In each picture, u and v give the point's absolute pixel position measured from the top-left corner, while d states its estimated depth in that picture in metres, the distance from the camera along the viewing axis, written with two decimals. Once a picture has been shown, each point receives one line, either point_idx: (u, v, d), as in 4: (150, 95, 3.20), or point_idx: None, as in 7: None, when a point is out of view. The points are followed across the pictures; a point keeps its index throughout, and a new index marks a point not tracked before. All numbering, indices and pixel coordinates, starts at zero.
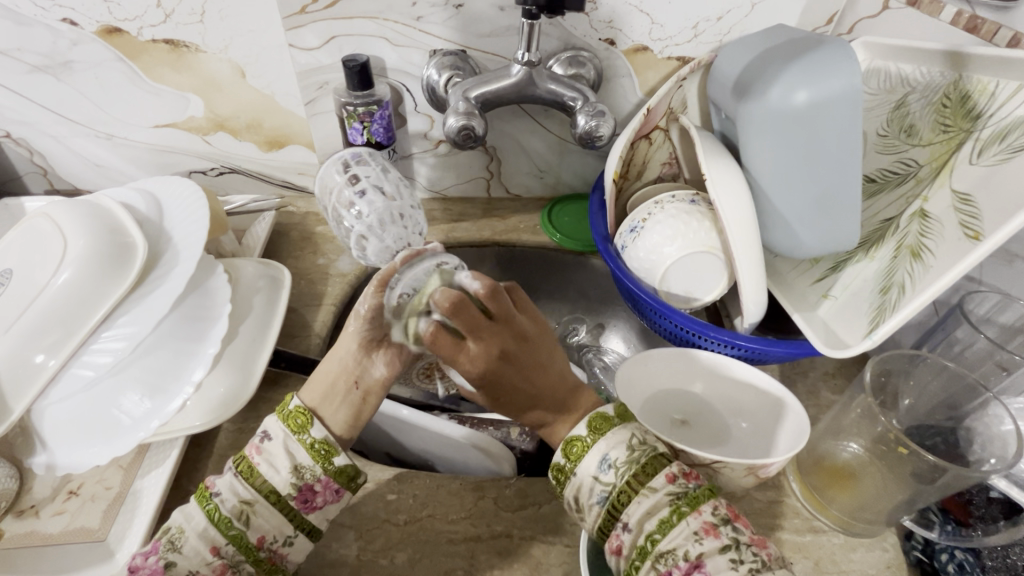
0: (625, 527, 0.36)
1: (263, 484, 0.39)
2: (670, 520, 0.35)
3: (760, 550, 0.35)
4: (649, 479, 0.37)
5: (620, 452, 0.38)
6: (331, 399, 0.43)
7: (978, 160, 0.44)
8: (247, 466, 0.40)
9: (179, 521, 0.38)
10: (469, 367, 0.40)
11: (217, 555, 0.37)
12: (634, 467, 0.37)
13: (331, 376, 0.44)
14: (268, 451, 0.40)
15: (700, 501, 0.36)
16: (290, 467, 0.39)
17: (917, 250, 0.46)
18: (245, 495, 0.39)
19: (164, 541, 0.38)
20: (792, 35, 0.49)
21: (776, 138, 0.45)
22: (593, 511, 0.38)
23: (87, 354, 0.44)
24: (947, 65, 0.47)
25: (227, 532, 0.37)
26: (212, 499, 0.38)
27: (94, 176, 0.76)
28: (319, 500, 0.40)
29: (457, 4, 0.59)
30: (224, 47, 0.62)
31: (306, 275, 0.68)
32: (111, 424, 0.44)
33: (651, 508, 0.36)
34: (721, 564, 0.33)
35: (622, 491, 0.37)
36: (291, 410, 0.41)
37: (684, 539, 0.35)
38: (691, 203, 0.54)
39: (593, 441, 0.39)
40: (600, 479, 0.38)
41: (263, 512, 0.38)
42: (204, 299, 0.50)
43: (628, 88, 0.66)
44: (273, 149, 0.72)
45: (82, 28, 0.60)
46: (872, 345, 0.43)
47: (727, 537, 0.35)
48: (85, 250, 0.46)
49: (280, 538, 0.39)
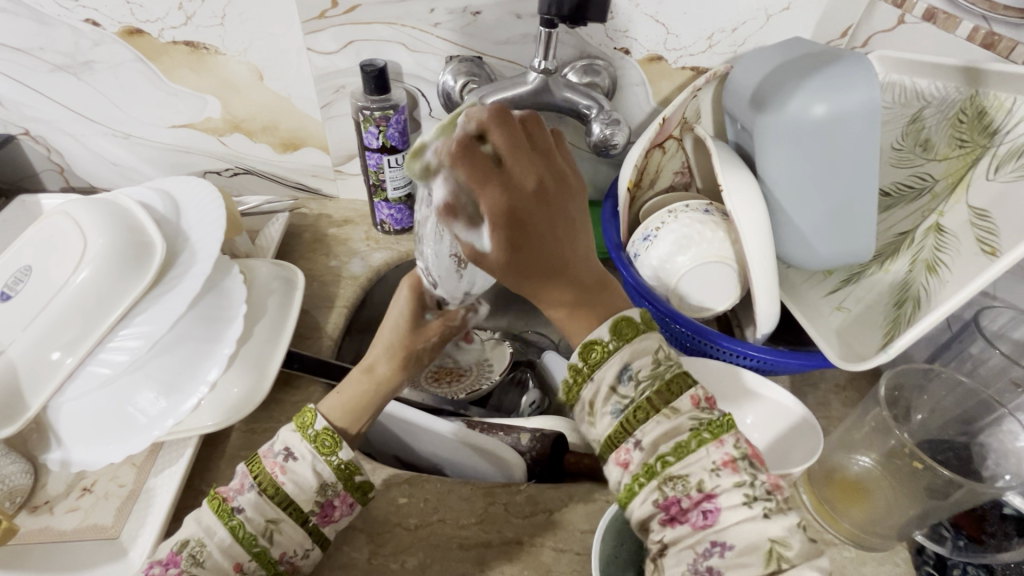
0: (637, 444, 0.33)
1: (287, 501, 0.39)
2: (688, 445, 0.33)
3: (776, 490, 0.32)
4: (674, 400, 0.34)
5: (643, 364, 0.35)
6: (360, 407, 0.44)
7: (995, 175, 0.44)
8: (271, 483, 0.39)
9: (199, 534, 0.38)
10: (499, 198, 0.32)
11: (239, 570, 0.37)
12: (656, 383, 0.35)
13: (367, 402, 0.44)
14: (293, 471, 0.39)
15: (724, 431, 0.33)
16: (315, 485, 0.39)
17: (932, 264, 0.46)
18: (270, 514, 0.38)
19: (185, 554, 0.37)
20: (809, 49, 0.49)
21: (793, 150, 0.46)
22: (605, 421, 0.35)
23: (104, 352, 0.45)
24: (963, 81, 0.47)
25: (251, 549, 0.37)
26: (235, 516, 0.38)
27: (110, 175, 0.76)
28: (336, 513, 0.40)
29: (474, 12, 0.60)
30: (243, 50, 0.63)
31: (318, 277, 0.68)
32: (125, 421, 0.45)
33: (670, 428, 0.33)
34: (734, 499, 0.31)
35: (640, 407, 0.34)
36: (320, 432, 0.40)
37: (700, 469, 0.32)
38: (705, 213, 0.54)
39: (616, 347, 0.36)
40: (616, 390, 0.35)
41: (287, 530, 0.39)
42: (220, 300, 0.50)
43: (642, 97, 0.66)
44: (288, 151, 0.72)
45: (104, 29, 0.61)
46: (887, 359, 0.42)
47: (745, 473, 0.32)
48: (104, 249, 0.47)
49: (299, 552, 0.39)
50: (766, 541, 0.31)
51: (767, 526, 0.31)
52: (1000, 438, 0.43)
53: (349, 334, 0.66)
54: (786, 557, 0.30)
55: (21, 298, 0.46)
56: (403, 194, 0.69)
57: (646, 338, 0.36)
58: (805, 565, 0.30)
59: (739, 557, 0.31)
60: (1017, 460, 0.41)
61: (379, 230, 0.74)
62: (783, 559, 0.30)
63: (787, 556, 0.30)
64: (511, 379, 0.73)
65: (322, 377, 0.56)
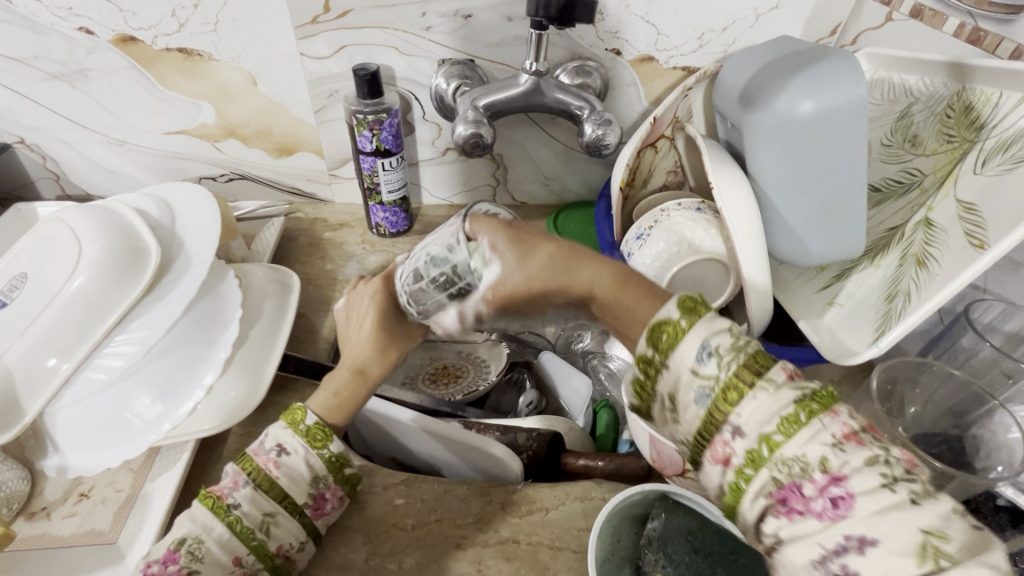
0: (736, 433, 0.29)
1: (282, 495, 0.40)
2: (796, 421, 0.28)
3: (916, 470, 0.27)
4: (768, 373, 0.30)
5: (723, 340, 0.31)
6: (341, 400, 0.44)
7: (982, 170, 0.45)
8: (265, 478, 0.39)
9: (195, 532, 0.37)
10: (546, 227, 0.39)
11: (238, 565, 0.37)
12: (741, 358, 0.30)
13: (357, 402, 0.45)
14: (286, 465, 0.40)
15: (833, 399, 0.29)
16: (309, 477, 0.41)
17: (922, 258, 0.46)
18: (266, 507, 0.39)
19: (182, 552, 0.37)
20: (797, 46, 0.49)
21: (782, 148, 0.46)
22: (691, 413, 0.31)
23: (100, 357, 0.45)
24: (950, 76, 0.47)
25: (248, 543, 0.38)
26: (232, 512, 0.38)
27: (105, 182, 0.76)
28: (328, 506, 0.42)
29: (466, 15, 0.60)
30: (237, 56, 0.63)
31: (314, 281, 0.69)
32: (122, 426, 0.45)
33: (769, 406, 0.29)
34: (869, 480, 0.26)
35: (730, 387, 0.30)
36: (310, 427, 0.42)
37: (817, 445, 0.27)
38: (697, 211, 0.54)
39: (689, 325, 0.31)
40: (699, 373, 0.30)
41: (283, 522, 0.39)
42: (216, 304, 0.50)
43: (634, 97, 0.67)
44: (283, 155, 0.73)
45: (98, 37, 0.61)
46: (877, 352, 0.43)
47: (874, 447, 0.27)
48: (99, 255, 0.47)
49: (295, 544, 0.40)
50: (919, 532, 0.25)
51: (915, 514, 0.25)
52: (992, 430, 0.43)
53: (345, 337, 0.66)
54: (947, 553, 0.24)
55: (16, 305, 0.46)
56: (397, 197, 0.70)
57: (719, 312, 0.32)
58: (974, 562, 0.24)
59: (888, 556, 0.25)
60: (1009, 451, 0.41)
61: (374, 233, 0.74)
62: (942, 555, 0.24)
63: (948, 551, 0.24)
64: (508, 380, 0.72)
65: (318, 380, 0.56)
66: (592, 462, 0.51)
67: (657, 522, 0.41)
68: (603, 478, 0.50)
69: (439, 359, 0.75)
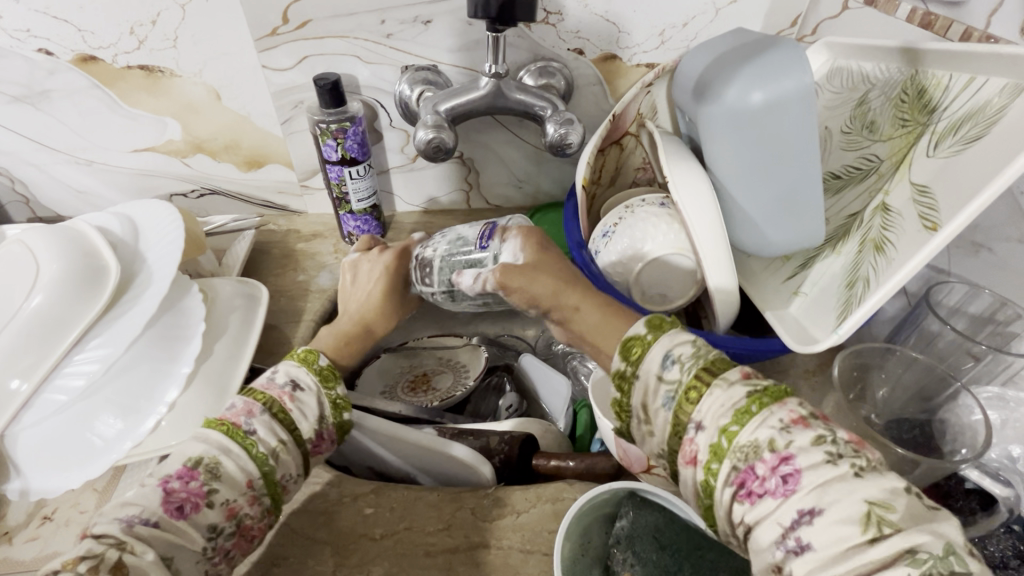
0: (698, 426, 0.32)
1: (293, 426, 0.40)
2: (749, 411, 0.31)
3: (862, 449, 0.29)
4: (722, 372, 0.33)
5: (685, 349, 0.35)
6: (347, 345, 0.55)
7: (935, 153, 0.44)
8: (280, 409, 0.40)
9: (213, 453, 0.36)
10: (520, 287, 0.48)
11: (250, 487, 0.36)
12: (700, 362, 0.34)
13: (345, 333, 0.55)
14: (300, 400, 0.42)
15: (783, 394, 0.31)
16: (317, 416, 0.42)
17: (880, 243, 0.46)
18: (281, 436, 0.39)
19: (203, 468, 0.35)
20: (750, 37, 0.49)
21: (735, 139, 0.46)
22: (661, 418, 0.34)
23: (60, 377, 0.45)
24: (903, 62, 0.47)
25: (263, 467, 0.37)
26: (249, 437, 0.38)
27: (76, 203, 0.76)
28: (324, 446, 0.43)
29: (426, 20, 0.60)
30: (199, 71, 0.63)
31: (286, 292, 0.68)
32: (84, 447, 0.45)
33: (726, 400, 0.32)
34: (815, 457, 0.28)
35: (691, 387, 0.33)
36: (321, 367, 0.45)
37: (767, 428, 0.30)
38: (661, 206, 0.54)
39: (653, 339, 0.36)
40: (664, 377, 0.34)
41: (290, 452, 0.40)
42: (179, 319, 0.50)
43: (599, 96, 0.67)
44: (252, 169, 0.73)
45: (59, 57, 0.61)
46: (839, 340, 0.43)
47: (820, 430, 0.29)
48: (58, 274, 0.46)
49: (293, 476, 0.40)
50: (862, 503, 0.27)
51: (860, 487, 0.27)
52: (957, 412, 0.42)
53: None
54: (891, 521, 0.26)
55: None
56: (368, 205, 0.70)
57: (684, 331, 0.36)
58: (917, 528, 0.26)
59: (831, 526, 0.27)
60: (973, 433, 0.41)
61: (347, 242, 0.74)
62: (885, 525, 0.26)
63: (892, 519, 0.26)
64: (488, 385, 0.72)
65: None
66: (564, 463, 0.50)
67: (625, 519, 0.41)
68: (575, 478, 0.50)
69: (418, 367, 0.74)
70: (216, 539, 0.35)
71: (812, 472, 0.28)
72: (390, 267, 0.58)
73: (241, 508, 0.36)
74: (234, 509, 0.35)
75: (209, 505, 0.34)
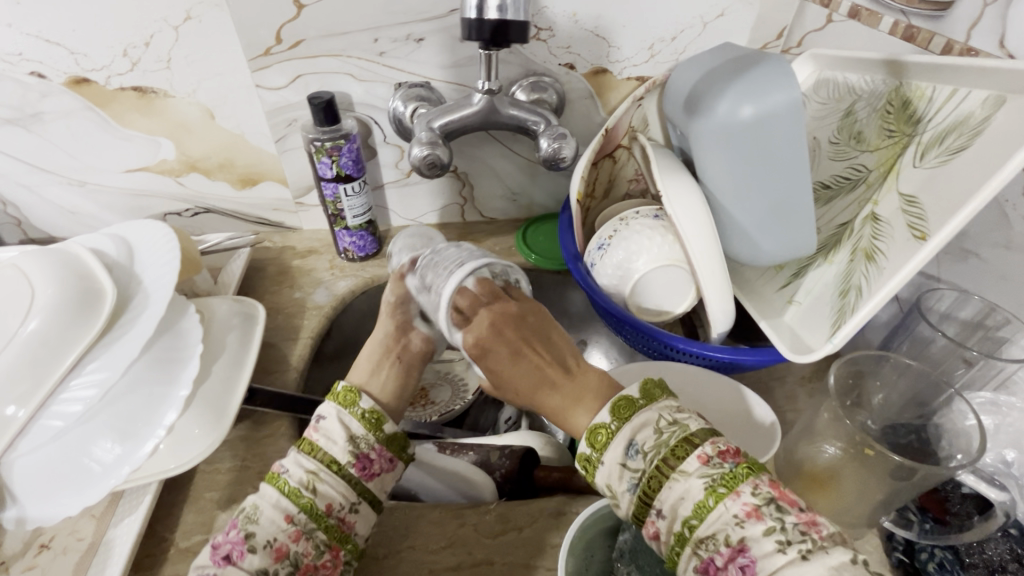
0: (659, 514, 0.34)
1: (324, 455, 0.41)
2: (706, 504, 0.33)
3: (810, 529, 0.30)
4: (681, 463, 0.34)
5: (647, 437, 0.36)
6: (388, 375, 0.47)
7: (921, 163, 0.45)
8: (307, 443, 0.42)
9: (253, 501, 0.40)
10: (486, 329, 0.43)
11: (291, 523, 0.38)
12: (662, 451, 0.35)
13: (376, 355, 0.48)
14: (325, 428, 0.43)
15: (738, 481, 0.33)
16: (346, 437, 0.42)
17: (871, 253, 0.47)
18: (310, 467, 0.41)
19: (241, 517, 0.39)
20: (740, 52, 0.50)
21: (727, 152, 0.47)
22: (626, 499, 0.36)
23: (56, 404, 0.44)
24: (887, 73, 0.49)
25: (298, 501, 0.39)
26: (281, 476, 0.40)
27: (68, 224, 0.76)
28: (376, 466, 0.43)
29: (418, 38, 0.61)
30: (192, 91, 0.63)
31: (282, 309, 0.68)
32: (81, 473, 0.44)
33: (685, 493, 0.34)
34: (767, 547, 0.30)
35: (653, 476, 0.35)
36: (340, 389, 0.45)
37: (722, 524, 0.32)
38: (654, 218, 0.54)
39: (618, 427, 0.37)
40: (628, 466, 0.36)
41: (329, 480, 0.41)
42: (176, 341, 0.50)
43: (591, 108, 0.67)
44: (246, 186, 0.73)
45: (51, 80, 0.61)
46: (833, 349, 0.43)
47: (771, 518, 0.31)
48: (54, 298, 0.46)
49: (347, 504, 0.41)
50: None
51: (810, 568, 0.29)
52: (952, 418, 0.43)
53: (316, 363, 0.66)
54: None
55: None
56: (363, 221, 0.70)
57: (648, 408, 0.37)
58: None
59: None
60: (968, 438, 0.41)
61: (343, 258, 0.74)
62: None
63: None
64: (487, 397, 0.73)
65: (287, 411, 0.56)
66: (563, 475, 0.51)
67: (628, 534, 0.42)
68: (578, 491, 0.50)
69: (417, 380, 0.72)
70: None
71: (764, 561, 0.30)
72: (391, 302, 0.51)
73: (286, 545, 0.38)
74: (279, 549, 0.37)
75: (252, 551, 0.37)
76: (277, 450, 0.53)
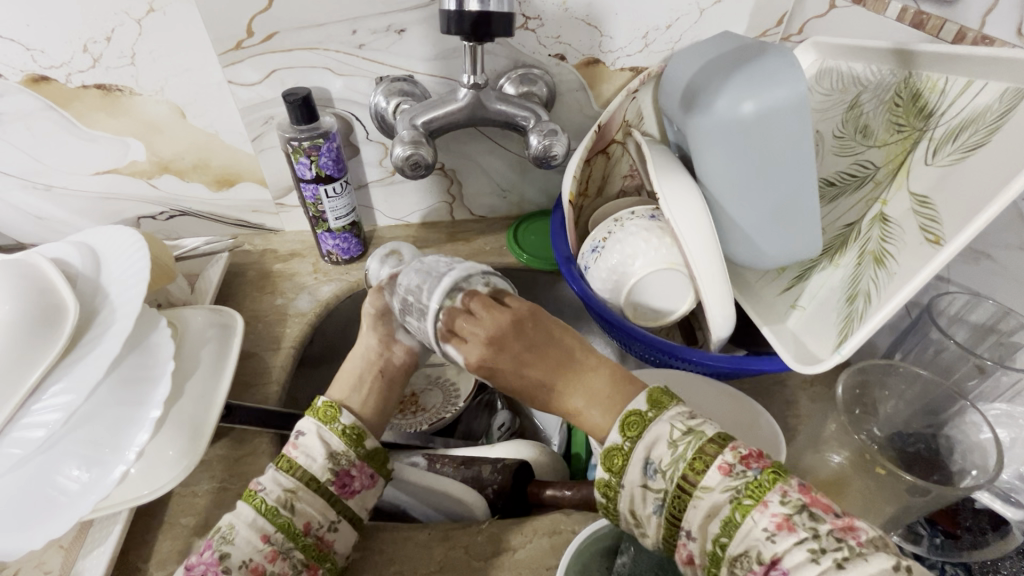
0: (689, 535, 0.32)
1: (303, 473, 0.39)
2: (733, 520, 0.31)
3: (846, 535, 0.28)
4: (702, 477, 0.32)
5: (663, 454, 0.34)
6: (371, 395, 0.46)
7: (933, 160, 0.42)
8: (286, 460, 0.40)
9: (227, 520, 0.37)
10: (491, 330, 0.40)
11: (267, 542, 0.36)
12: (681, 467, 0.33)
13: (358, 369, 0.47)
14: (304, 444, 0.41)
15: (765, 489, 0.30)
16: (326, 452, 0.40)
17: (880, 256, 0.44)
18: (287, 484, 0.39)
19: (216, 537, 0.36)
20: (740, 41, 0.47)
21: (728, 150, 0.44)
22: (654, 522, 0.34)
23: (17, 429, 0.41)
24: (896, 64, 0.46)
25: (275, 519, 0.37)
26: (257, 494, 0.38)
27: (37, 230, 0.72)
28: (356, 484, 0.41)
29: (399, 29, 0.58)
30: (160, 89, 0.60)
31: (263, 317, 0.65)
32: (45, 503, 0.41)
33: (711, 510, 0.31)
34: (801, 560, 0.28)
35: (676, 495, 0.33)
36: (320, 405, 0.43)
37: (753, 539, 0.30)
38: (651, 218, 0.52)
39: (631, 447, 0.35)
40: (649, 487, 0.34)
41: (307, 498, 0.39)
42: (146, 358, 0.47)
43: (583, 101, 0.64)
44: (223, 187, 0.69)
45: (6, 78, 0.57)
46: (841, 360, 0.41)
47: (804, 528, 0.29)
48: (11, 317, 0.43)
49: (326, 523, 0.39)
50: None
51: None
52: (965, 430, 0.41)
53: (299, 374, 0.63)
54: None
55: None
56: (347, 223, 0.67)
57: (661, 421, 0.35)
58: None
59: None
60: (982, 452, 0.39)
61: (327, 261, 0.71)
62: None
63: None
64: (479, 402, 0.71)
65: (267, 426, 0.53)
66: (559, 492, 0.49)
67: (626, 556, 0.40)
68: (572, 507, 0.47)
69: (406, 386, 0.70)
70: None
71: (799, 573, 0.28)
72: (375, 313, 0.49)
73: (263, 564, 0.35)
74: (254, 568, 0.35)
75: (226, 571, 0.35)
76: (258, 469, 0.51)
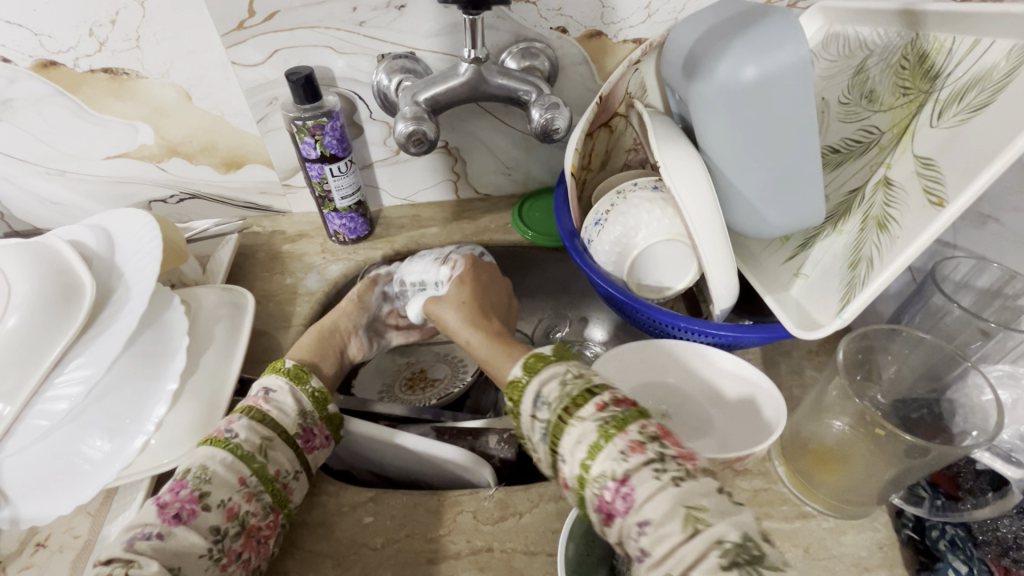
0: (563, 459, 0.35)
1: (277, 424, 0.42)
2: (597, 444, 0.33)
3: (684, 462, 0.32)
4: (579, 408, 0.35)
5: (553, 388, 0.37)
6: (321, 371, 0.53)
7: (939, 122, 0.42)
8: (258, 411, 0.42)
9: (200, 462, 0.38)
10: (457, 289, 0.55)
11: (244, 485, 0.38)
12: (564, 402, 0.36)
13: (316, 344, 0.54)
14: (276, 399, 0.44)
15: (627, 422, 0.34)
16: (297, 410, 0.44)
17: (883, 221, 0.44)
18: (264, 433, 0.41)
19: (191, 477, 0.37)
20: (743, 6, 0.46)
21: (728, 118, 0.44)
22: (541, 448, 0.37)
23: (42, 402, 0.42)
24: (904, 26, 0.45)
25: (252, 464, 0.39)
26: (231, 440, 0.39)
27: (53, 215, 0.74)
28: (317, 440, 0.44)
29: (399, 5, 0.57)
30: (165, 72, 0.60)
31: (273, 296, 0.67)
32: (72, 471, 0.43)
33: (581, 436, 0.34)
34: (645, 477, 0.31)
35: (556, 425, 0.36)
36: (290, 368, 0.47)
37: (609, 460, 0.33)
38: (653, 189, 0.52)
39: (528, 381, 0.38)
40: (537, 417, 0.37)
41: (279, 447, 0.41)
42: (161, 334, 0.48)
43: (585, 75, 0.64)
44: (231, 170, 0.70)
45: (16, 64, 0.58)
46: (842, 325, 0.41)
47: (653, 451, 0.32)
48: (31, 294, 0.44)
49: (290, 472, 0.42)
50: (681, 508, 0.30)
51: (680, 494, 0.31)
52: (967, 394, 0.41)
53: None
54: (702, 519, 0.30)
55: None
56: (352, 202, 0.67)
57: (552, 366, 0.39)
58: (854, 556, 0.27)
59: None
60: (984, 414, 0.39)
61: (335, 241, 0.72)
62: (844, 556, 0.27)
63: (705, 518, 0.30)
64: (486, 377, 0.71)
65: None
66: None
67: None
68: None
69: (416, 363, 0.72)
70: (223, 541, 0.36)
71: (645, 488, 0.31)
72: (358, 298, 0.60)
73: (240, 505, 0.37)
74: (233, 508, 0.37)
75: (205, 509, 0.36)
76: None
